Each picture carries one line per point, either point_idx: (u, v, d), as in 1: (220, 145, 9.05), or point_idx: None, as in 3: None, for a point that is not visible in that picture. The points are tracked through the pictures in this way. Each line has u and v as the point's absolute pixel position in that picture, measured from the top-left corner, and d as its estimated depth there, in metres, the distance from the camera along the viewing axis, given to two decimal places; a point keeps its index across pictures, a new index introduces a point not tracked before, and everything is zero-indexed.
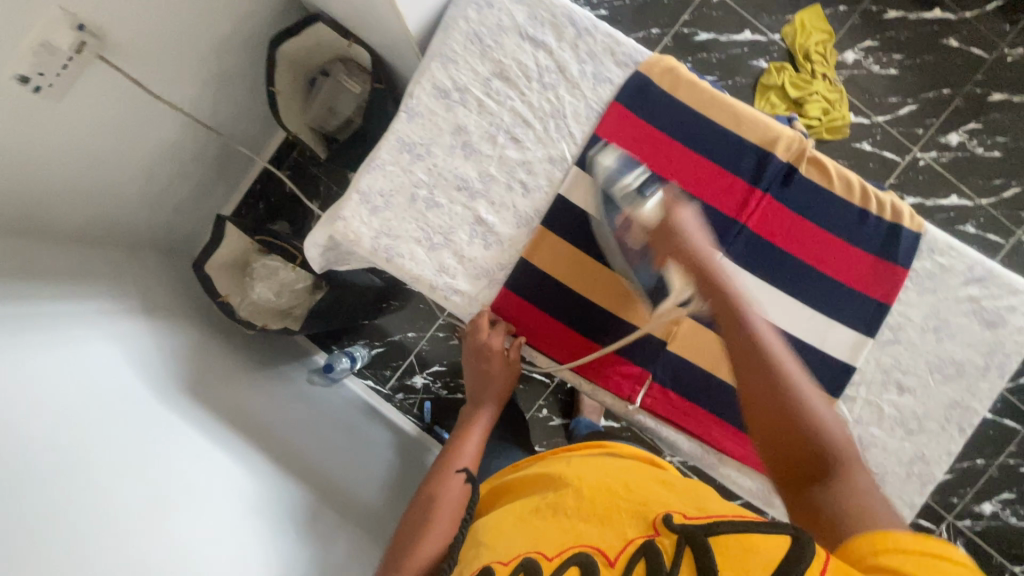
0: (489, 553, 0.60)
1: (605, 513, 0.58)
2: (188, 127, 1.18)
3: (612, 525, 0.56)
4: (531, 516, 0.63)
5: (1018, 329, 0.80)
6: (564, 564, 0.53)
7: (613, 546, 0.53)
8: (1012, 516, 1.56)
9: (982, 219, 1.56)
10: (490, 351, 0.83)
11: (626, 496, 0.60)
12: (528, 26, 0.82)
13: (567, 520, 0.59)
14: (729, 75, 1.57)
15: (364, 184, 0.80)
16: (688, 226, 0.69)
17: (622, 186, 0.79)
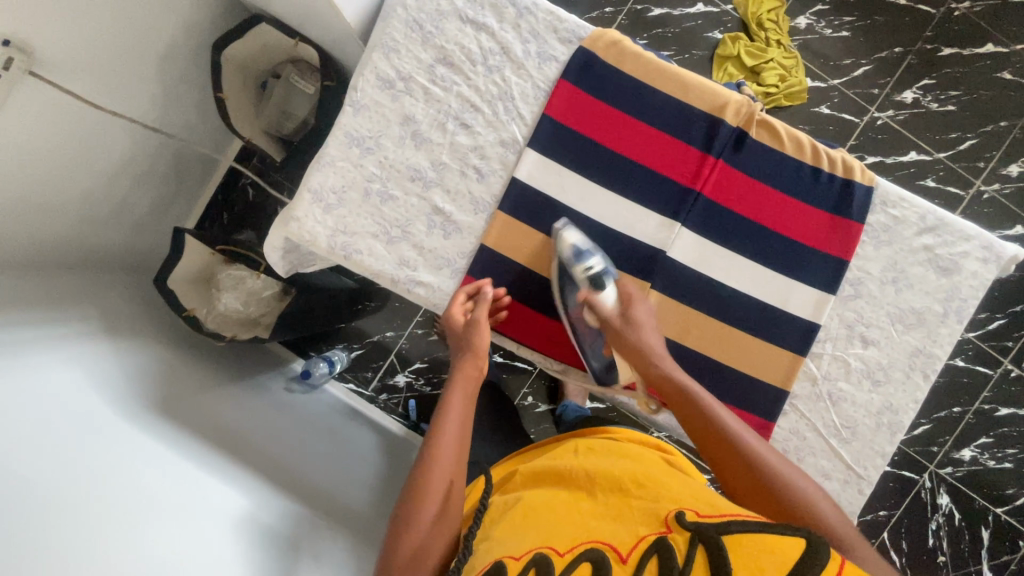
0: (499, 547, 0.59)
1: (620, 515, 0.58)
2: (134, 138, 1.14)
3: (625, 522, 0.57)
4: (540, 511, 0.62)
5: (973, 274, 0.82)
6: (577, 558, 0.52)
7: (625, 543, 0.54)
8: (991, 459, 1.61)
9: (941, 173, 1.59)
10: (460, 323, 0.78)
11: (638, 492, 0.61)
12: (468, 9, 0.81)
13: (583, 518, 0.59)
14: (685, 49, 1.57)
15: (316, 182, 0.79)
16: (642, 321, 0.76)
17: (580, 274, 0.76)
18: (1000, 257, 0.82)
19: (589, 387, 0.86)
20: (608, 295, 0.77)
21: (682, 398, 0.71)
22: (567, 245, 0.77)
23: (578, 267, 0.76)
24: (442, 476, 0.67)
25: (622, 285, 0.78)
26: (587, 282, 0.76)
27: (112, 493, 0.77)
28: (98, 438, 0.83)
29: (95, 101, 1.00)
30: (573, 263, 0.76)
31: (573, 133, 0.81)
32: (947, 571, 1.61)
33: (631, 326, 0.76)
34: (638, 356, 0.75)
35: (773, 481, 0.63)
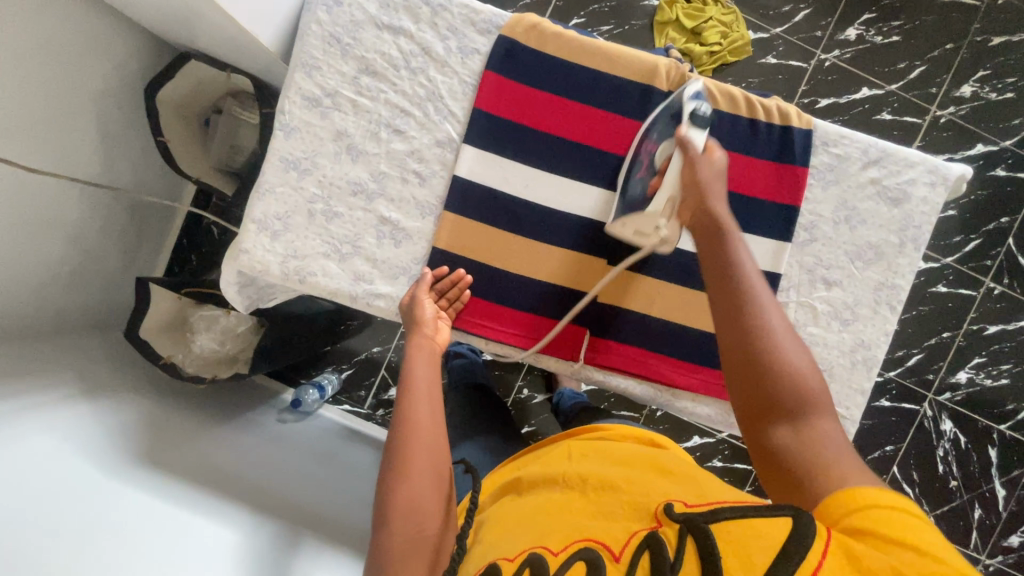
0: (495, 552, 0.59)
1: (612, 511, 0.58)
2: (83, 197, 1.13)
3: (616, 521, 0.56)
4: (535, 516, 0.62)
5: (922, 200, 0.82)
6: (570, 557, 0.52)
7: (618, 540, 0.53)
8: (987, 378, 1.62)
9: (895, 104, 1.59)
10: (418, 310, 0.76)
11: (629, 489, 0.60)
12: (382, 15, 0.80)
13: (576, 520, 0.58)
14: (624, 21, 1.57)
15: (258, 212, 0.79)
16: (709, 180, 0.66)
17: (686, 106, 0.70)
18: (948, 178, 0.82)
19: (561, 372, 0.85)
20: (700, 138, 0.69)
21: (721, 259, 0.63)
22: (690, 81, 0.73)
23: (690, 102, 0.70)
24: (425, 466, 0.64)
25: (712, 142, 0.70)
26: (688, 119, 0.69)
27: (114, 563, 0.77)
28: (88, 506, 0.83)
29: (40, 166, 0.99)
30: (689, 99, 0.70)
31: (507, 123, 0.80)
32: (960, 495, 1.62)
33: (710, 176, 0.67)
34: (705, 199, 0.65)
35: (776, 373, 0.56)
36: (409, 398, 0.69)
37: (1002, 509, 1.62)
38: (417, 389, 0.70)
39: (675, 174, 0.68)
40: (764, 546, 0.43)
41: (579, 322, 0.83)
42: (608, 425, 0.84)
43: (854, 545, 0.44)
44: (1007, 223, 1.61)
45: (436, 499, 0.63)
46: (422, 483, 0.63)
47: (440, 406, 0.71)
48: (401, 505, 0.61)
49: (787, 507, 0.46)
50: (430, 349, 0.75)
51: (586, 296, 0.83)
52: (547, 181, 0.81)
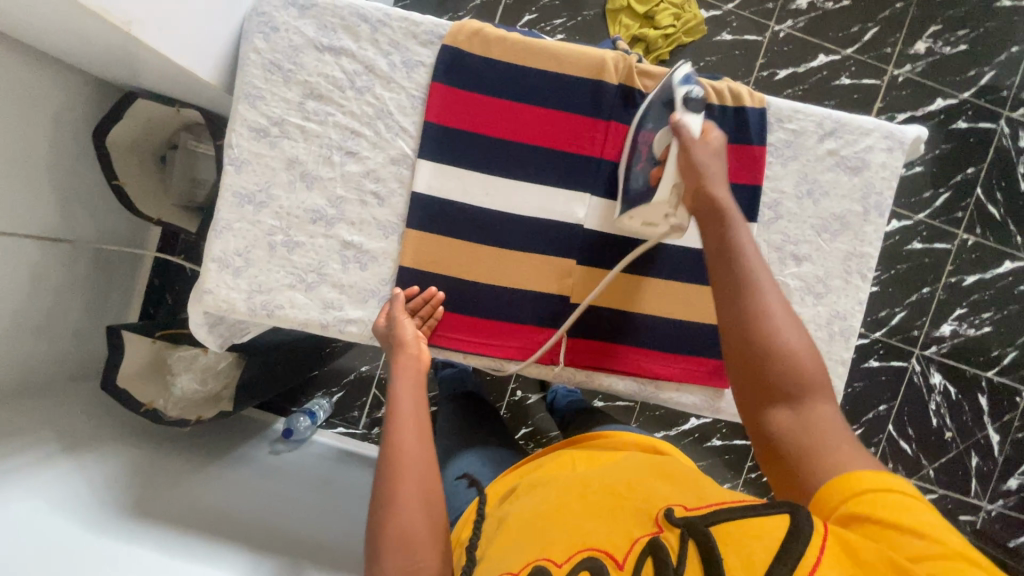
0: (499, 568, 0.57)
1: (611, 512, 0.57)
2: (47, 249, 1.10)
3: (616, 522, 0.55)
4: (536, 523, 0.60)
5: (881, 166, 0.82)
6: (574, 569, 0.51)
7: (619, 546, 0.52)
8: (970, 328, 1.65)
9: (853, 68, 1.60)
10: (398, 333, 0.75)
11: (627, 491, 0.59)
12: (322, 36, 0.78)
13: (576, 523, 0.57)
14: (576, 13, 1.56)
15: (217, 250, 0.78)
16: (707, 166, 0.67)
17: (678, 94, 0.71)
18: (904, 142, 0.82)
19: (543, 376, 0.84)
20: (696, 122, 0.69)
21: (723, 238, 0.64)
22: (682, 68, 0.74)
23: (680, 88, 0.69)
24: (415, 491, 0.63)
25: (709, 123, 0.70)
26: (681, 101, 0.69)
27: None
28: (78, 567, 0.81)
29: None
30: (678, 83, 0.70)
31: (460, 133, 0.79)
32: (957, 445, 1.65)
33: (708, 157, 0.67)
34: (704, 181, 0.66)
35: (775, 350, 0.58)
36: (396, 421, 0.67)
37: (997, 454, 1.65)
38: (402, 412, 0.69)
39: (674, 161, 0.69)
40: (762, 544, 0.44)
41: (555, 325, 0.83)
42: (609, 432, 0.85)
43: (848, 534, 0.46)
44: (973, 173, 1.63)
45: (430, 525, 0.62)
46: (412, 510, 0.62)
47: (428, 429, 0.69)
48: (392, 534, 0.60)
49: (783, 502, 0.47)
50: (415, 369, 0.73)
51: (558, 299, 0.82)
52: (507, 187, 0.80)
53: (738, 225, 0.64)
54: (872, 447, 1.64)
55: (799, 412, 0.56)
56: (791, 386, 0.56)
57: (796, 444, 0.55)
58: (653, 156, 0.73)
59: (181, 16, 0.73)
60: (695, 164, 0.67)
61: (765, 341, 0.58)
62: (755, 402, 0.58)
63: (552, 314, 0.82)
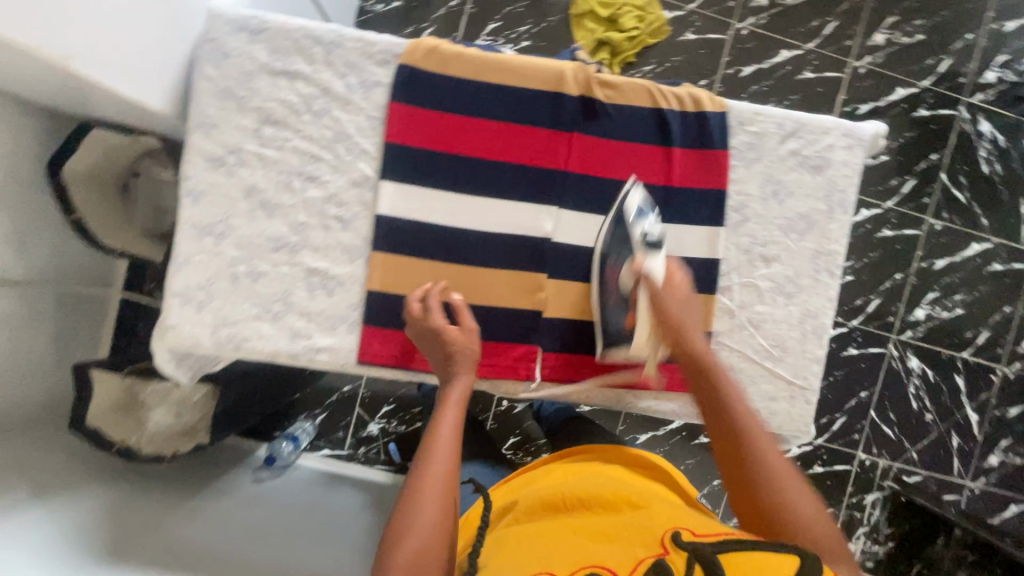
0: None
1: (618, 535, 0.57)
2: (18, 292, 1.06)
3: (623, 544, 0.56)
4: (535, 539, 0.60)
5: (843, 164, 0.83)
6: None
7: (623, 565, 0.53)
8: (943, 311, 1.68)
9: (816, 62, 1.62)
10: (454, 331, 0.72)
11: (635, 517, 0.60)
12: (275, 60, 0.77)
13: (581, 542, 0.57)
14: (540, 19, 1.55)
15: (178, 284, 0.76)
16: (675, 304, 0.74)
17: (637, 234, 0.78)
18: (863, 139, 0.83)
19: (521, 393, 0.84)
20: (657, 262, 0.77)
21: (714, 395, 0.69)
22: (631, 204, 0.79)
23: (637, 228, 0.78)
24: (438, 496, 0.61)
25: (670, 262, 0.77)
26: (642, 245, 0.78)
27: None
28: None
29: None
30: (634, 221, 0.78)
31: (421, 152, 0.78)
32: (937, 427, 1.68)
33: (676, 297, 0.75)
34: (682, 334, 0.72)
35: (763, 482, 0.63)
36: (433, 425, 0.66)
37: (977, 433, 1.68)
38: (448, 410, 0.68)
39: (644, 307, 0.77)
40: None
41: (530, 340, 0.81)
42: (588, 446, 0.88)
43: None
44: (937, 159, 1.66)
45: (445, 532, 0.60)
46: (430, 513, 0.60)
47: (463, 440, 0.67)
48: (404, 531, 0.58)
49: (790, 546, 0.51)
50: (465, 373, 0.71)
51: (530, 314, 0.81)
52: (473, 204, 0.79)
53: (710, 358, 0.71)
54: (856, 434, 1.66)
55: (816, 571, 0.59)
56: (780, 518, 0.61)
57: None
58: (624, 296, 0.80)
59: (128, 47, 0.71)
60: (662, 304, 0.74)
61: (748, 472, 0.64)
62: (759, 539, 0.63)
63: (526, 330, 0.81)
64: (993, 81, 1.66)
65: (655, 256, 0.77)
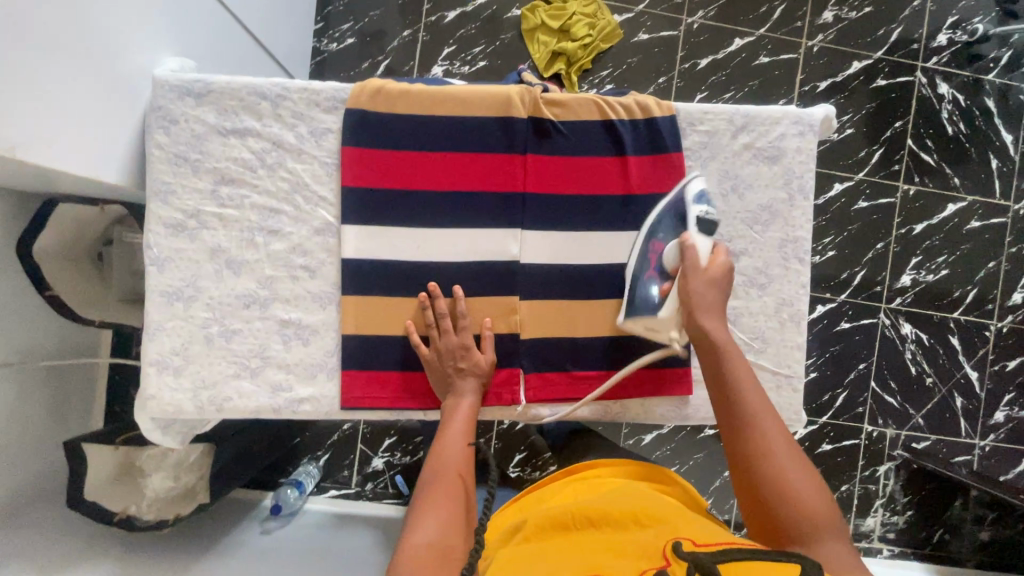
0: None
1: (624, 547, 0.56)
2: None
3: (628, 556, 0.54)
4: (541, 551, 0.58)
5: (797, 150, 0.84)
6: None
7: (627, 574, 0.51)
8: (929, 274, 1.68)
9: (770, 46, 1.64)
10: (461, 345, 0.77)
11: (642, 529, 0.59)
12: (223, 121, 0.78)
13: (587, 554, 0.55)
14: (494, 38, 1.57)
15: (153, 353, 0.76)
16: (712, 285, 0.74)
17: (693, 212, 0.76)
18: (813, 124, 0.84)
19: (510, 417, 0.84)
20: (706, 244, 0.75)
21: (723, 376, 0.69)
22: (691, 187, 0.78)
23: (693, 208, 0.76)
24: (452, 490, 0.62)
25: (715, 245, 0.77)
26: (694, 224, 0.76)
27: None
28: None
29: None
30: (693, 202, 0.76)
31: (379, 193, 0.79)
32: (939, 389, 1.68)
33: (711, 282, 0.74)
34: (700, 314, 0.72)
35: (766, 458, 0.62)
36: (446, 432, 0.69)
37: (979, 390, 1.68)
38: (458, 412, 0.72)
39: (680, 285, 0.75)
40: None
41: (510, 364, 0.82)
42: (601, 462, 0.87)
43: None
44: (902, 126, 1.67)
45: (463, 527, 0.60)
46: (447, 507, 0.61)
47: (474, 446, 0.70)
48: (423, 525, 0.58)
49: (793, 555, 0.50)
50: (472, 386, 0.75)
51: (508, 337, 0.81)
52: (437, 236, 0.80)
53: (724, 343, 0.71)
54: (860, 407, 1.66)
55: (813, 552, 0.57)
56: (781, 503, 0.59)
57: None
58: (661, 268, 0.78)
59: (77, 125, 0.72)
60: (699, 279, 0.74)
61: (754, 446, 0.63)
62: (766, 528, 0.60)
63: (505, 354, 0.82)
64: (945, 44, 1.68)
65: (704, 239, 0.75)
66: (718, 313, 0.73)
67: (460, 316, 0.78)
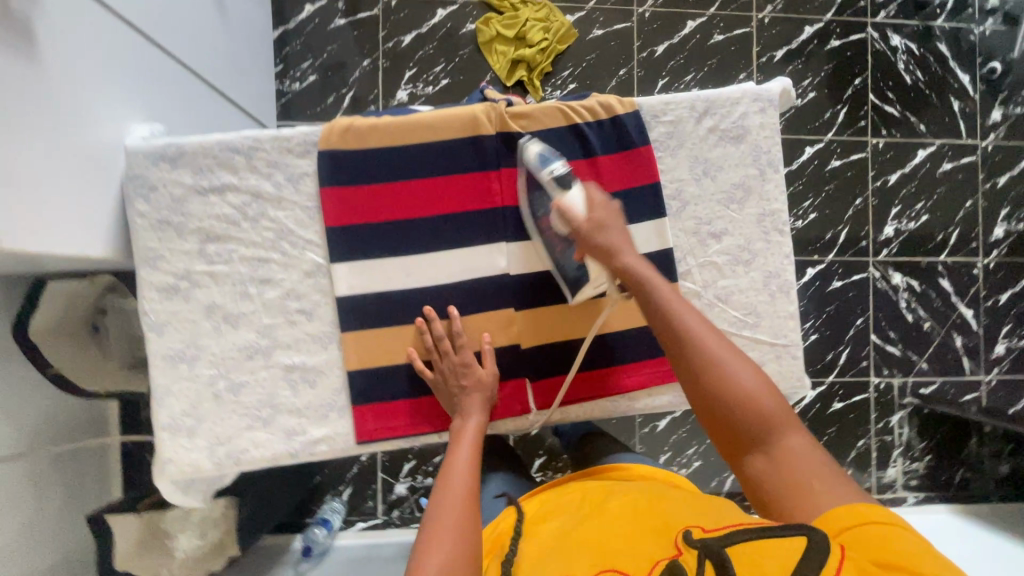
0: None
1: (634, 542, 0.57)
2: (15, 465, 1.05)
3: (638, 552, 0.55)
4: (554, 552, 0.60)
5: (762, 126, 0.86)
6: None
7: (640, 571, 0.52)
8: (910, 222, 1.71)
9: (722, 24, 1.67)
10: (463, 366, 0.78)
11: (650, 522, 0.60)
12: (201, 180, 0.79)
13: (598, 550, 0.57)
14: (452, 55, 1.59)
15: (165, 417, 0.77)
16: (604, 233, 0.73)
17: (546, 179, 0.75)
18: (773, 98, 0.86)
19: (523, 426, 0.85)
20: (577, 194, 0.74)
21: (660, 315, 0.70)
22: (532, 154, 0.78)
23: (545, 171, 0.75)
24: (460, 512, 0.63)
25: (587, 189, 0.74)
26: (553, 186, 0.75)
27: None
28: None
29: None
30: (540, 167, 0.76)
31: (363, 228, 0.80)
32: (938, 333, 1.70)
33: (603, 231, 0.73)
34: (617, 262, 0.72)
35: (716, 387, 0.66)
36: (452, 456, 0.71)
37: (976, 328, 1.71)
38: (466, 433, 0.74)
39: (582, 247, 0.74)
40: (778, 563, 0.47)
41: (516, 375, 0.83)
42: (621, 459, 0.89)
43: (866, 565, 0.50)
44: (861, 82, 1.70)
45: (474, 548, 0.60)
46: (456, 529, 0.61)
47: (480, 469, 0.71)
48: (431, 549, 0.59)
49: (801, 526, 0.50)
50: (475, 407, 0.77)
51: (509, 349, 0.83)
52: (425, 262, 0.81)
53: (651, 280, 0.71)
54: (864, 361, 1.68)
55: (773, 458, 0.63)
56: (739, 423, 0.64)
57: (784, 495, 0.61)
58: (562, 237, 0.78)
59: (62, 205, 0.74)
60: (590, 237, 0.72)
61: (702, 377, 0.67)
62: (734, 447, 0.65)
63: (509, 365, 0.83)
64: None
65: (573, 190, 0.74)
66: (631, 251, 0.73)
67: (460, 335, 0.80)
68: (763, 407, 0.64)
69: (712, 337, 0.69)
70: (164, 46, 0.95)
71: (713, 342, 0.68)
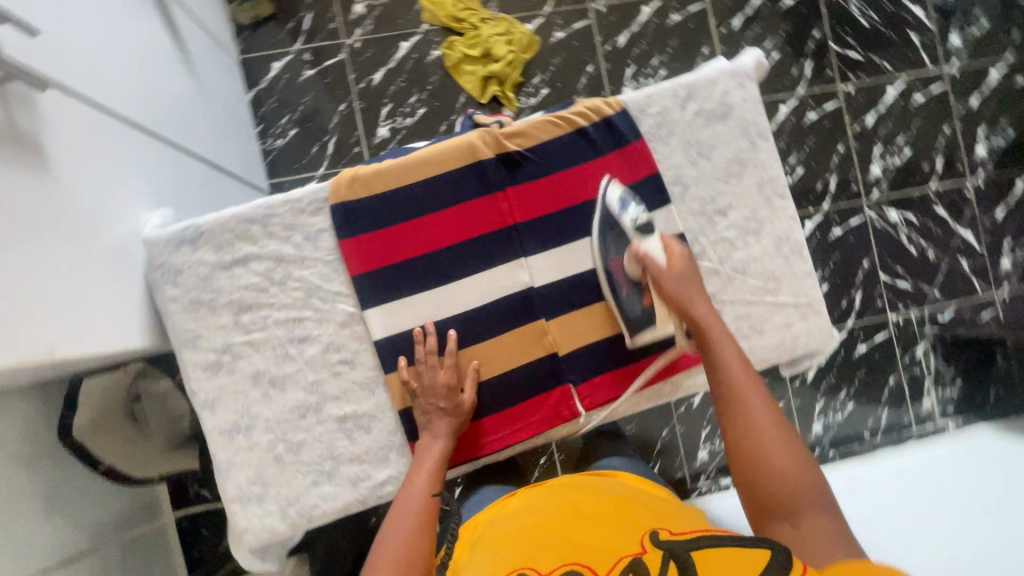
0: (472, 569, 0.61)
1: (603, 531, 0.60)
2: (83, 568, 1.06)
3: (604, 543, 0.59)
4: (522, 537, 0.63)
5: (745, 99, 0.89)
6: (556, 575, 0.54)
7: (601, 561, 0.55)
8: (895, 158, 1.74)
9: (676, 4, 1.71)
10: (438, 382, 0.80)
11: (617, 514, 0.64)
12: (224, 255, 0.81)
13: (565, 541, 0.60)
14: (424, 84, 1.62)
15: (233, 489, 0.79)
16: (684, 286, 0.77)
17: (626, 224, 0.82)
18: (749, 71, 0.89)
19: (574, 429, 0.88)
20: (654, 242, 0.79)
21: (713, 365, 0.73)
22: (612, 199, 0.84)
23: (624, 215, 0.82)
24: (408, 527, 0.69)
25: (665, 240, 0.80)
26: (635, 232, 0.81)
27: None
28: None
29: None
30: (620, 212, 0.82)
31: (387, 271, 0.82)
32: (943, 260, 1.73)
33: (677, 281, 0.77)
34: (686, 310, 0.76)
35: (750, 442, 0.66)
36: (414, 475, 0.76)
37: (979, 248, 1.74)
38: (430, 451, 0.78)
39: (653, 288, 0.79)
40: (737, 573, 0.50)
41: (559, 383, 0.86)
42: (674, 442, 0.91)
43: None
44: (821, 33, 1.74)
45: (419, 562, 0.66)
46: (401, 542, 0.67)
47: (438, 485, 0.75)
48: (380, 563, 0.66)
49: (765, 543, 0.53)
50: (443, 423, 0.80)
51: (547, 359, 0.86)
52: (452, 291, 0.83)
53: (716, 338, 0.74)
54: (878, 301, 1.71)
55: (799, 523, 0.61)
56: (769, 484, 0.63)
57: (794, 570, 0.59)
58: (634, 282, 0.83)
59: (94, 308, 0.75)
60: (665, 282, 0.77)
61: (740, 427, 0.67)
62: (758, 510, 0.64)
63: (550, 375, 0.86)
64: None
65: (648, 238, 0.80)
66: (706, 306, 0.77)
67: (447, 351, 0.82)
68: (797, 475, 0.63)
69: (761, 399, 0.69)
70: (157, 133, 0.98)
71: (761, 404, 0.69)
